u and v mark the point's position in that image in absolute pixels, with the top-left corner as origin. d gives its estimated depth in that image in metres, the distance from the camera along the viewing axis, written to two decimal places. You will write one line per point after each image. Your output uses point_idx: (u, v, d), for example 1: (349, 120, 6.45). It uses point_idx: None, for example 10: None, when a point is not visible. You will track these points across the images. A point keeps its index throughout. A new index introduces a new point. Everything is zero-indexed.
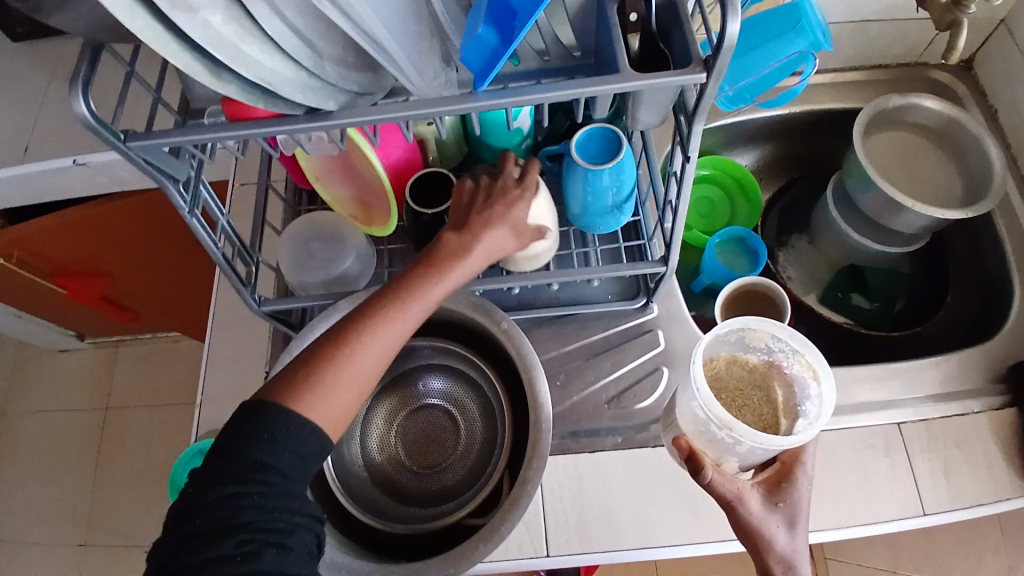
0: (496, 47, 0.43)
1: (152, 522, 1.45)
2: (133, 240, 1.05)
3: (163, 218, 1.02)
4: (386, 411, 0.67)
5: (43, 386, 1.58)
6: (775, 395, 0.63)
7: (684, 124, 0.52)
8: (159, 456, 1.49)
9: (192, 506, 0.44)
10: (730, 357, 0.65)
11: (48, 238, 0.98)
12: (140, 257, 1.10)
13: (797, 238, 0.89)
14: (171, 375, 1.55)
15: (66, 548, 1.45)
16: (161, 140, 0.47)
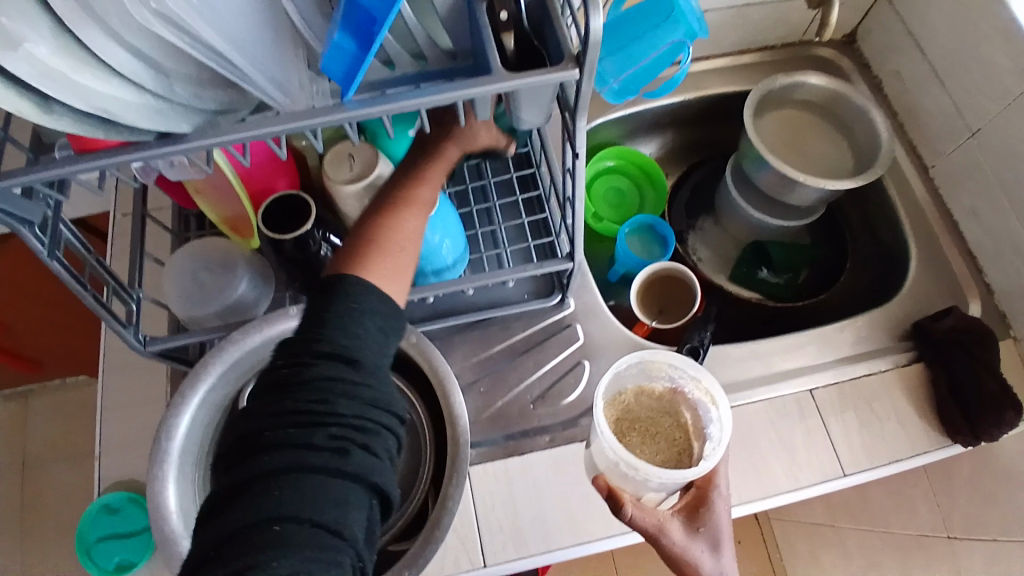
0: (356, 53, 0.41)
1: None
2: (23, 285, 0.97)
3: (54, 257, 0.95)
4: None
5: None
6: (683, 419, 0.64)
7: (568, 119, 0.51)
8: None
9: (286, 385, 0.43)
10: (637, 389, 0.65)
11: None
12: (33, 303, 1.02)
13: (704, 219, 0.91)
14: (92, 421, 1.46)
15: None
16: (3, 181, 0.43)
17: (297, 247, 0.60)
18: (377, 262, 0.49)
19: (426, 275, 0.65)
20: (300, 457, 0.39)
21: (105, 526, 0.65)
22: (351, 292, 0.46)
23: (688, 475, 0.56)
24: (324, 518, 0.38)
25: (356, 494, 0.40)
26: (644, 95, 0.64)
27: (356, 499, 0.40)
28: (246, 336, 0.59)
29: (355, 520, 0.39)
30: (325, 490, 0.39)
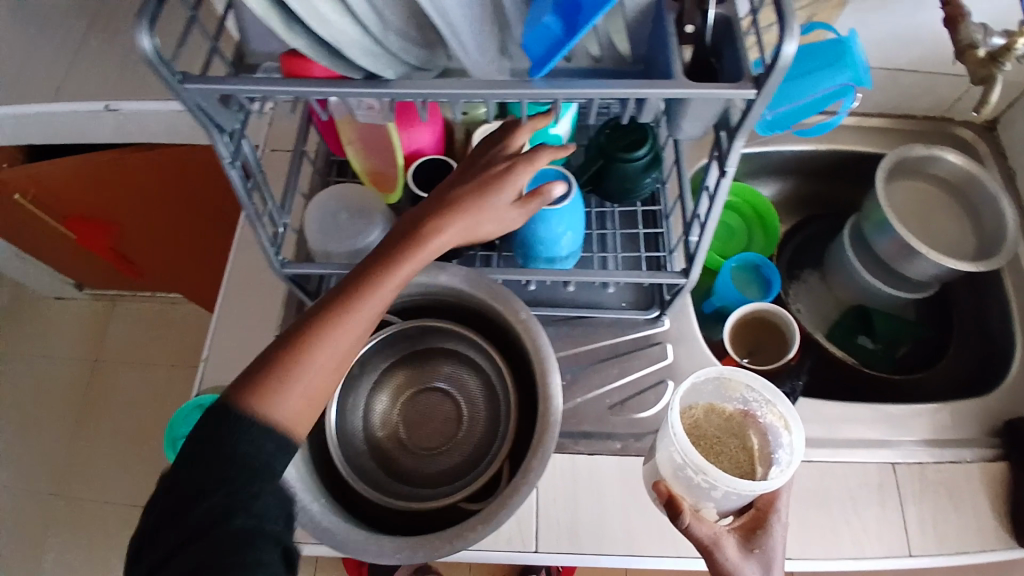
0: (560, 37, 0.44)
1: (126, 480, 1.44)
2: (150, 194, 1.04)
3: (187, 175, 1.01)
4: (393, 387, 0.68)
5: (31, 331, 1.58)
6: (750, 442, 0.64)
7: (723, 139, 0.53)
8: (147, 417, 1.48)
9: (174, 513, 0.43)
10: (708, 406, 0.66)
11: (69, 180, 0.99)
12: (155, 212, 1.09)
13: (810, 272, 0.90)
14: (168, 337, 1.54)
15: (36, 497, 1.44)
16: (217, 86, 0.47)
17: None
18: (283, 394, 0.46)
19: (538, 261, 0.67)
20: (192, 530, 0.42)
21: (196, 424, 0.69)
22: (235, 427, 0.45)
23: (746, 484, 0.55)
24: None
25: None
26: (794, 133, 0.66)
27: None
28: None
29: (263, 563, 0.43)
30: (223, 550, 0.42)
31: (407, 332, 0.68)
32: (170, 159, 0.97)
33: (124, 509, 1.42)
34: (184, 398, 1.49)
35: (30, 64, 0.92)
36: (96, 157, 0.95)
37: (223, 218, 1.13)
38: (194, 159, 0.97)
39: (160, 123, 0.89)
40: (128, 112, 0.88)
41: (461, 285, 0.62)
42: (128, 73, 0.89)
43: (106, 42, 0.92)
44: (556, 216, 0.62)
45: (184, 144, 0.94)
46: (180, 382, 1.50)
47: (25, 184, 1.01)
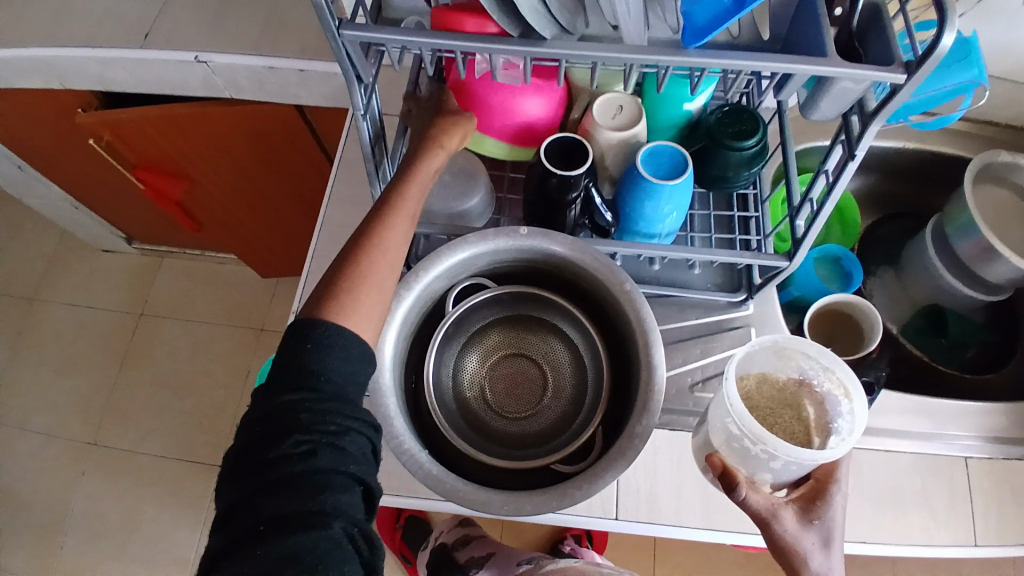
0: (727, 7, 0.46)
1: (162, 433, 1.45)
2: (222, 148, 1.05)
3: (263, 132, 1.02)
4: (483, 347, 0.68)
5: (78, 280, 1.59)
6: (805, 413, 0.62)
7: (854, 123, 0.53)
8: (186, 372, 1.49)
9: (251, 462, 0.46)
10: (761, 377, 0.64)
11: (148, 128, 1.00)
12: (223, 166, 1.10)
13: (884, 270, 0.92)
14: (212, 295, 1.55)
15: (72, 444, 1.45)
16: (374, 35, 0.48)
17: (559, 186, 0.62)
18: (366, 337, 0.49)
19: (636, 236, 0.66)
20: (276, 470, 0.44)
21: None
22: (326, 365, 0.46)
23: (802, 451, 0.54)
24: (309, 504, 0.43)
25: (336, 480, 0.45)
26: (913, 125, 0.66)
27: (337, 483, 0.45)
28: (479, 241, 0.62)
29: (342, 500, 0.45)
30: (307, 488, 0.44)
31: (501, 296, 0.67)
32: (247, 114, 0.97)
33: (159, 461, 1.42)
34: (225, 357, 1.50)
35: (121, 8, 0.92)
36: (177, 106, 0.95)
37: (290, 177, 1.14)
38: (274, 117, 0.98)
39: (249, 77, 0.91)
40: (218, 64, 0.89)
41: (564, 250, 0.62)
42: (221, 26, 0.90)
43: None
44: (670, 192, 0.60)
45: (267, 101, 0.95)
46: (222, 340, 1.52)
47: (103, 130, 1.01)
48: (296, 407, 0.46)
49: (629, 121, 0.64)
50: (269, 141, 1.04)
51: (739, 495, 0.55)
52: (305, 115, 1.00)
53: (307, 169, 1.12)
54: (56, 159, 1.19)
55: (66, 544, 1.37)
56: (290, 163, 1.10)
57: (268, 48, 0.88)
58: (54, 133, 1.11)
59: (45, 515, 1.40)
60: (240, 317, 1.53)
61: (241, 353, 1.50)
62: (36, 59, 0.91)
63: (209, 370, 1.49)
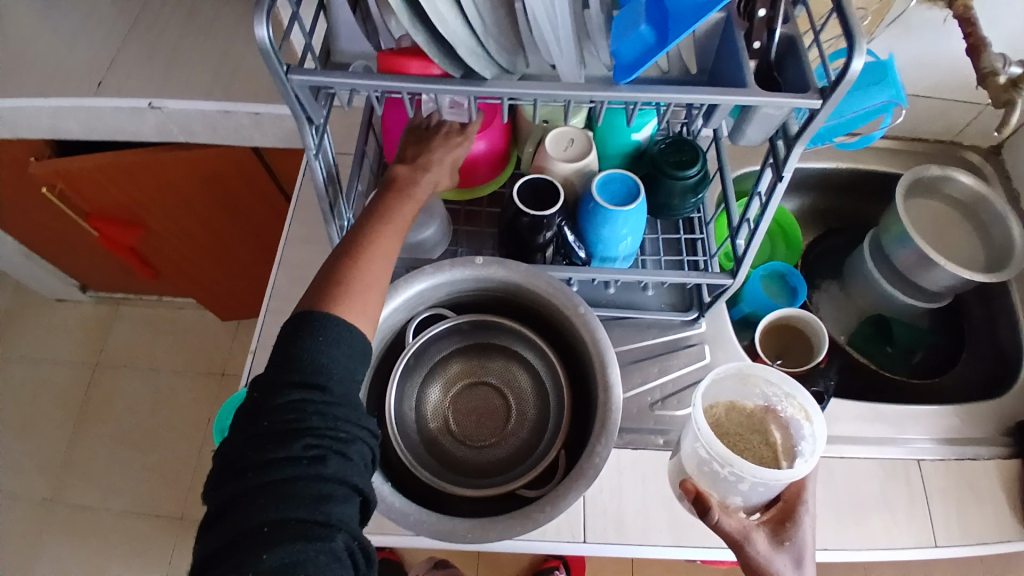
0: (652, 44, 0.49)
1: (126, 485, 1.41)
2: (180, 193, 1.05)
3: (222, 175, 1.03)
4: (445, 377, 0.68)
5: (32, 333, 1.56)
6: (773, 437, 0.64)
7: (780, 146, 0.57)
8: (148, 421, 1.46)
9: (242, 470, 0.44)
10: (728, 404, 0.66)
11: (104, 176, 0.99)
12: (181, 211, 1.10)
13: (829, 283, 0.96)
14: (172, 341, 1.53)
15: (31, 503, 1.40)
16: (321, 79, 0.50)
17: (530, 224, 0.64)
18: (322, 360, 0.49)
19: (596, 261, 0.69)
20: (275, 469, 0.44)
21: None
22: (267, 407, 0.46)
23: (767, 472, 0.56)
24: (313, 515, 0.43)
25: (337, 492, 0.45)
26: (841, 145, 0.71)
27: (338, 495, 0.45)
28: (435, 272, 0.64)
29: (341, 512, 0.45)
30: (310, 491, 0.44)
31: (461, 326, 0.68)
32: (204, 158, 0.98)
33: (123, 515, 1.38)
34: (189, 402, 1.47)
35: (71, 59, 0.93)
36: (133, 152, 0.95)
37: (251, 219, 1.14)
38: (232, 160, 0.99)
39: (205, 123, 0.91)
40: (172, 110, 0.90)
41: (519, 278, 0.64)
42: (173, 72, 0.91)
43: (153, 43, 0.94)
44: (623, 217, 0.63)
45: (222, 144, 0.96)
46: (185, 386, 1.49)
47: (55, 179, 1.01)
48: (297, 409, 0.46)
49: (581, 153, 0.66)
50: (229, 183, 1.05)
51: (712, 517, 0.57)
52: (260, 158, 1.01)
53: (265, 210, 1.13)
54: (8, 210, 1.17)
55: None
56: (250, 204, 1.11)
57: (221, 93, 0.90)
58: (5, 184, 1.10)
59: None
60: (204, 361, 1.51)
61: (205, 397, 1.48)
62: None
63: (174, 418, 1.46)
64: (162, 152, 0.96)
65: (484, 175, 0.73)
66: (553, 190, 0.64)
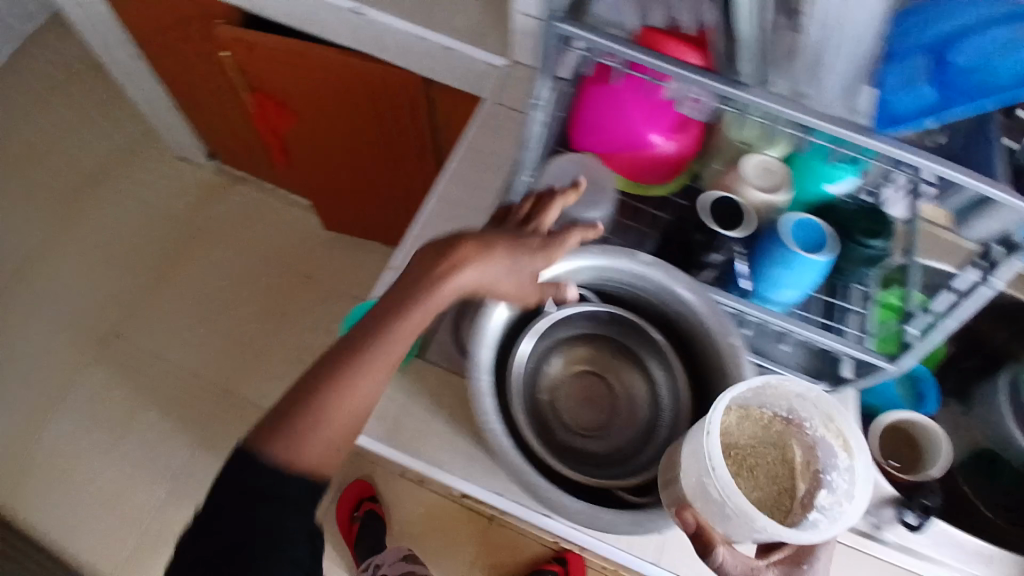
0: (927, 104, 0.49)
1: (185, 346, 1.46)
2: (347, 99, 1.09)
3: (391, 95, 1.05)
4: (566, 355, 0.68)
5: (147, 178, 1.62)
6: (792, 455, 0.55)
7: (996, 252, 0.52)
8: (223, 296, 1.51)
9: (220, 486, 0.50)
10: (741, 412, 0.55)
11: (288, 61, 1.03)
12: (339, 115, 1.13)
13: (949, 401, 0.92)
14: (268, 230, 1.57)
15: (96, 330, 1.46)
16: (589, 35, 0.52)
17: (704, 242, 0.67)
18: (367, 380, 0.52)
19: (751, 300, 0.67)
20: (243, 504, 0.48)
21: None
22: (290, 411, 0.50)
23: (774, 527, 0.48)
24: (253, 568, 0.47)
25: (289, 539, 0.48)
26: None
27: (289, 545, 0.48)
28: (602, 254, 0.62)
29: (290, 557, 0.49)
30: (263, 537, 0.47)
31: (600, 315, 0.67)
32: (384, 75, 1.00)
33: (174, 372, 1.43)
34: (265, 291, 1.51)
35: None
36: (327, 51, 0.99)
37: (397, 145, 1.17)
38: (408, 86, 1.01)
39: (396, 39, 0.93)
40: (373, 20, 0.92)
41: (685, 292, 0.61)
42: None
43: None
44: (802, 264, 0.61)
45: (399, 64, 0.97)
46: (266, 275, 1.53)
47: (232, 46, 1.04)
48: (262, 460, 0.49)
49: (775, 189, 0.66)
50: (393, 106, 1.07)
51: (713, 560, 0.51)
52: (427, 90, 1.02)
53: (408, 139, 1.15)
54: (174, 60, 1.22)
55: (58, 424, 1.38)
56: (402, 130, 1.13)
57: (425, 19, 0.91)
58: (182, 36, 1.14)
59: (48, 390, 1.40)
60: (290, 259, 1.55)
61: (282, 293, 1.52)
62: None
63: (247, 300, 1.50)
64: (350, 58, 0.99)
65: (658, 177, 0.71)
66: (742, 215, 0.65)
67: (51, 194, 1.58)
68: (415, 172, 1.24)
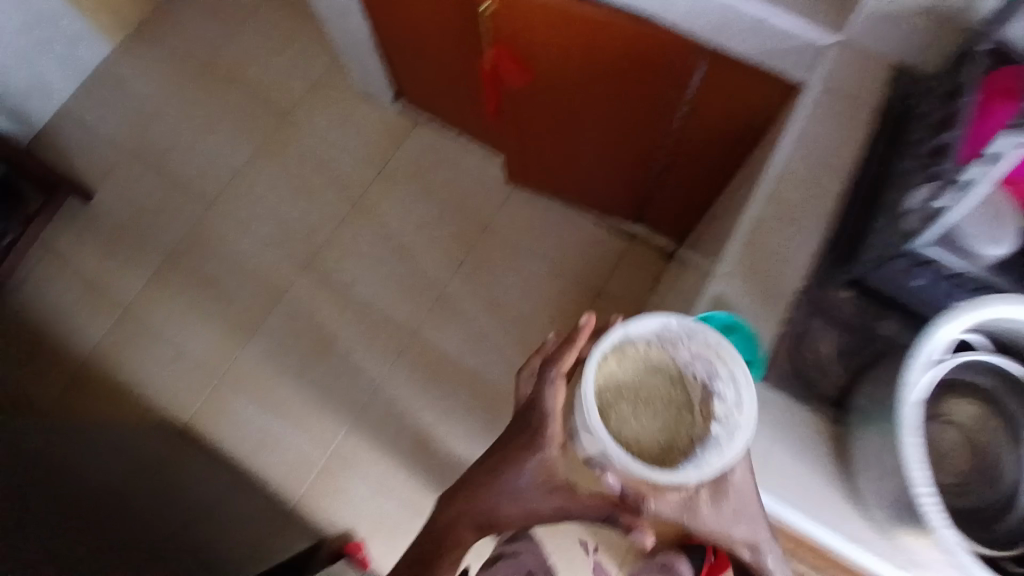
0: None
1: (372, 285, 1.56)
2: (604, 61, 0.99)
3: (657, 63, 0.95)
4: (950, 400, 0.59)
5: (337, 114, 1.69)
6: (679, 381, 0.59)
7: None
8: (410, 238, 1.59)
9: None
10: (623, 354, 0.58)
11: (553, 20, 0.93)
12: (587, 74, 1.04)
13: None
14: (455, 176, 1.63)
15: (291, 261, 1.58)
16: None
17: None
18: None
19: None
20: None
21: None
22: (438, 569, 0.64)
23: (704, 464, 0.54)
24: None
25: None
26: None
27: None
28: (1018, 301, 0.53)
29: None
30: None
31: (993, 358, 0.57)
32: (662, 42, 0.90)
33: (356, 309, 1.54)
34: (452, 236, 1.59)
35: None
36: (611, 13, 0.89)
37: (640, 109, 1.08)
38: (686, 55, 0.90)
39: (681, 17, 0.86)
40: None
41: None
42: None
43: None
44: None
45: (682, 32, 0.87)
46: (453, 219, 1.61)
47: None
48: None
49: None
50: (654, 73, 0.97)
51: (644, 509, 0.57)
52: (702, 65, 0.91)
53: (651, 106, 1.05)
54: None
55: (254, 344, 1.52)
56: (653, 97, 1.03)
57: None
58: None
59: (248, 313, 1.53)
60: (468, 209, 1.61)
61: (465, 240, 1.59)
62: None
63: (431, 245, 1.58)
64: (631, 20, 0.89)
65: None
66: None
67: (253, 126, 1.70)
68: (641, 136, 1.15)
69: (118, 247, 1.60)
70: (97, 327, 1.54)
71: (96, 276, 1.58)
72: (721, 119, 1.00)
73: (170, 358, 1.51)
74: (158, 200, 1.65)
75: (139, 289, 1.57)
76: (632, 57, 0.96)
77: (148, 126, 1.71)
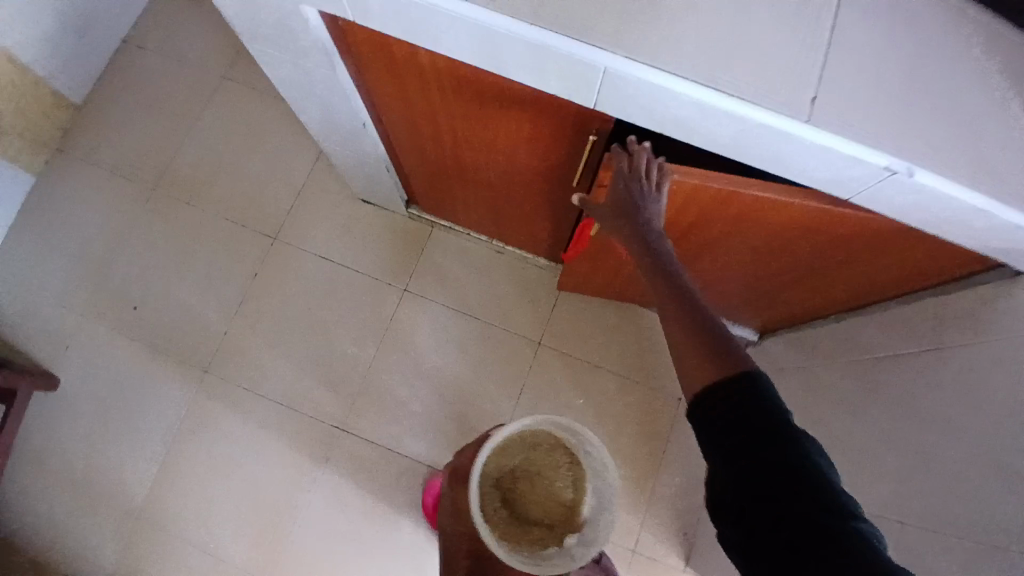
0: None
1: (417, 437, 1.35)
2: (766, 234, 0.83)
3: (838, 241, 0.80)
4: None
5: (331, 228, 1.44)
6: (539, 440, 1.07)
7: None
8: (448, 370, 1.38)
9: None
10: (510, 448, 1.06)
11: (725, 204, 0.76)
12: (734, 240, 0.88)
13: None
14: (484, 287, 1.41)
15: (318, 425, 1.36)
16: None
17: None
18: None
19: None
20: None
21: None
22: None
23: (604, 458, 1.01)
24: None
25: None
26: None
27: None
28: None
29: None
30: None
31: None
32: (862, 229, 0.75)
33: (406, 472, 1.33)
34: (495, 361, 1.38)
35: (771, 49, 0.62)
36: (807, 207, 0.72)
37: (788, 266, 0.93)
38: (889, 241, 0.76)
39: (903, 207, 0.67)
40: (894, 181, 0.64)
41: None
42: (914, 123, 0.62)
43: (891, 61, 0.63)
44: None
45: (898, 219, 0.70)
46: (492, 339, 1.39)
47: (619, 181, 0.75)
48: None
49: None
50: (829, 247, 0.82)
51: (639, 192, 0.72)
52: (904, 251, 0.78)
53: (806, 266, 0.91)
54: (474, 120, 0.91)
55: (294, 534, 1.31)
56: (812, 262, 0.89)
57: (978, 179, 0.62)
58: (515, 106, 0.83)
59: (279, 498, 1.33)
60: (513, 326, 1.39)
61: (512, 363, 1.38)
62: (622, 86, 0.65)
63: (474, 376, 1.37)
64: (831, 215, 0.73)
65: None
66: None
67: (231, 256, 1.44)
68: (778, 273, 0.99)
69: (110, 437, 1.36)
70: (106, 546, 1.31)
71: (86, 480, 1.34)
72: (904, 277, 0.85)
73: (204, 568, 1.30)
74: (144, 367, 1.39)
75: (146, 488, 1.34)
76: (806, 235, 0.81)
77: (112, 273, 1.43)
